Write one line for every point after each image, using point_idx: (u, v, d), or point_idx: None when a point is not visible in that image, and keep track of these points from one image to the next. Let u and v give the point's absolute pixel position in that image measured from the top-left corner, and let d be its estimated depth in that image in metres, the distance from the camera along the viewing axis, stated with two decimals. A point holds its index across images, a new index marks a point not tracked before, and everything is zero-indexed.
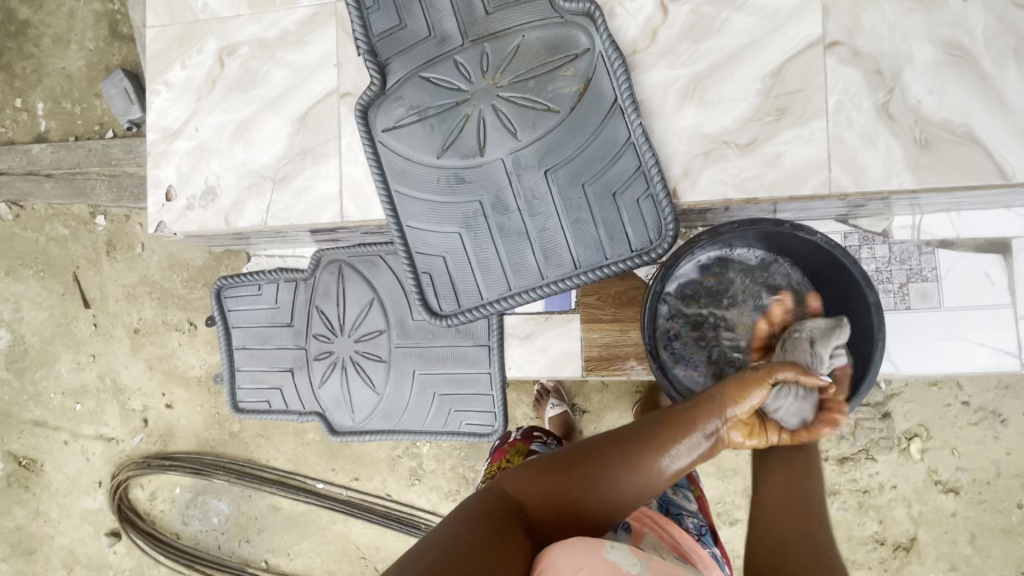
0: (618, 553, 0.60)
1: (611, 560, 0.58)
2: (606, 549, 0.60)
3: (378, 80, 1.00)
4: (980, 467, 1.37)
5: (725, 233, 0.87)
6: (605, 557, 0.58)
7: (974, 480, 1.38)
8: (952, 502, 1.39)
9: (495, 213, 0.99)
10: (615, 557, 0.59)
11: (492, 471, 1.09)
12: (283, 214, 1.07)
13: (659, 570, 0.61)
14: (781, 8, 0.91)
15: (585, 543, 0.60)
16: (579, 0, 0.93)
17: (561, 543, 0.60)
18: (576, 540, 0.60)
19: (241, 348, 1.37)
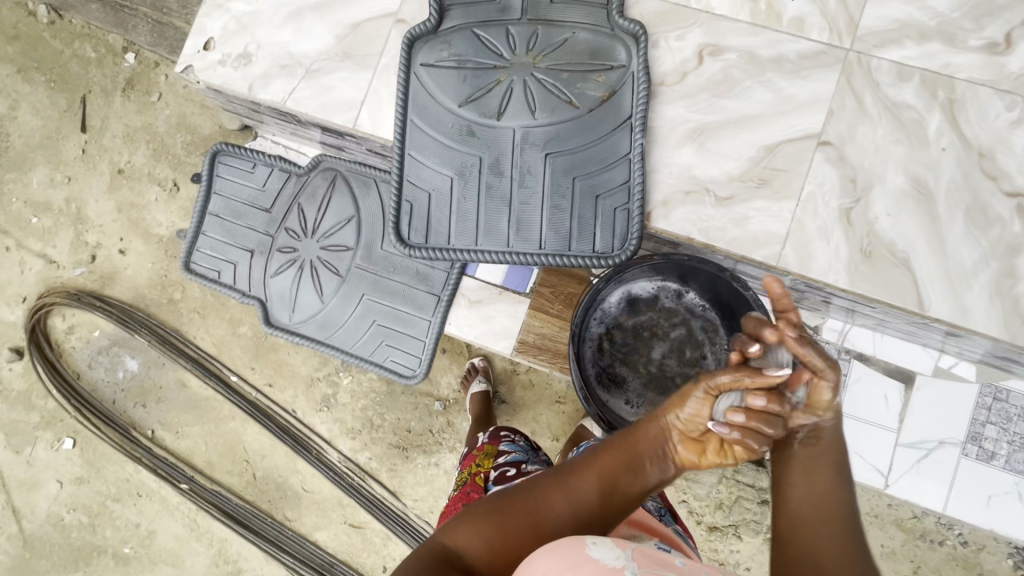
0: (602, 548, 0.57)
1: (595, 558, 0.55)
2: (588, 548, 0.57)
3: (435, 19, 1.08)
4: None
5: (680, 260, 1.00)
6: (589, 556, 0.55)
7: None
8: None
9: (489, 173, 1.06)
10: (600, 555, 0.56)
11: (463, 479, 1.05)
12: (303, 101, 1.13)
13: (646, 561, 0.58)
14: (794, 97, 1.02)
15: (565, 549, 0.57)
16: (632, 22, 1.04)
17: (543, 554, 0.58)
18: (557, 543, 0.59)
19: (213, 214, 1.41)
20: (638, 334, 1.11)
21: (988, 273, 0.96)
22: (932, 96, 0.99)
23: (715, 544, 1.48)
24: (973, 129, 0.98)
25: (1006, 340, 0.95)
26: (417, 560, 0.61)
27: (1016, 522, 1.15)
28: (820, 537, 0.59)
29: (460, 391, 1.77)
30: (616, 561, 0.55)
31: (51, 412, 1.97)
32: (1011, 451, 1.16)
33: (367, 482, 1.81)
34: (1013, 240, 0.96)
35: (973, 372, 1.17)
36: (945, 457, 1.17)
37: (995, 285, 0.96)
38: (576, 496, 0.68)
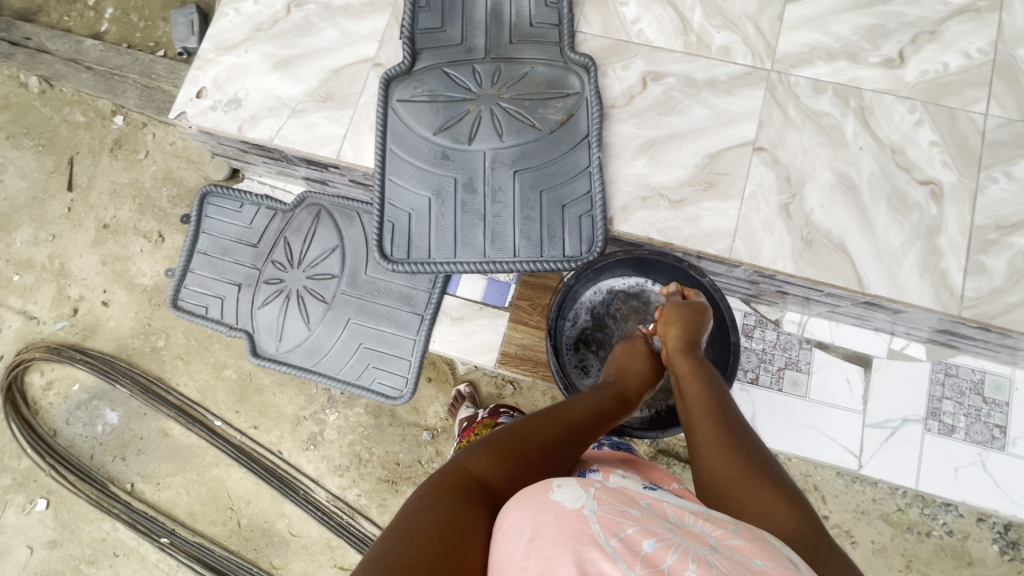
0: (566, 489, 0.57)
1: (558, 502, 0.55)
2: (551, 492, 0.57)
3: (409, 60, 1.21)
4: None
5: (643, 253, 1.11)
6: (552, 501, 0.55)
7: None
8: None
9: (464, 191, 1.16)
10: (561, 498, 0.55)
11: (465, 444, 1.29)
12: (290, 138, 1.23)
13: (609, 496, 0.58)
14: (729, 112, 1.16)
15: (533, 496, 0.58)
16: (582, 55, 1.18)
17: (522, 497, 0.59)
18: (527, 490, 0.59)
19: (201, 252, 1.47)
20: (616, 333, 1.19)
21: (915, 251, 1.07)
22: (846, 104, 1.14)
23: None
24: (884, 130, 1.13)
25: (940, 309, 1.05)
26: (441, 481, 0.65)
27: (984, 492, 1.21)
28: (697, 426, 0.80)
29: (446, 418, 1.78)
30: (574, 502, 0.55)
31: (24, 472, 1.90)
32: (969, 423, 1.23)
33: (356, 521, 1.78)
34: (932, 222, 1.08)
35: (923, 351, 1.26)
36: (910, 434, 1.24)
37: (923, 262, 1.07)
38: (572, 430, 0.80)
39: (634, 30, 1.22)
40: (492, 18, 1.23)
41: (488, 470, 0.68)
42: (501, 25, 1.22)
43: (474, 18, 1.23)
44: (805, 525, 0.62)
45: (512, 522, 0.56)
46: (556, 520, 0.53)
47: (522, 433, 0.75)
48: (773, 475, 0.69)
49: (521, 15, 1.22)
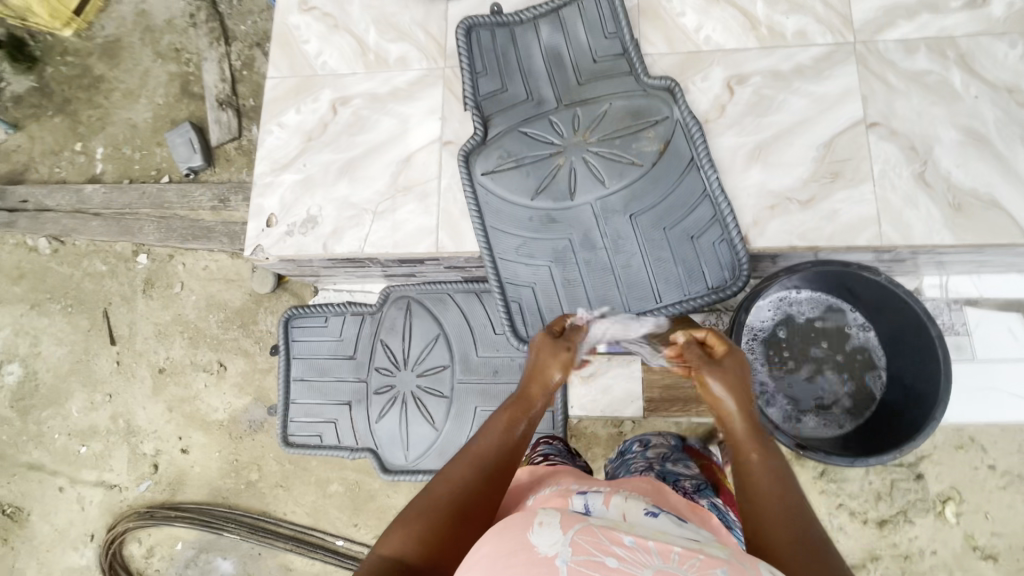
0: (545, 529, 0.54)
1: (533, 542, 0.53)
2: (531, 532, 0.54)
3: (482, 130, 1.14)
4: (1013, 532, 1.36)
5: (802, 268, 0.96)
6: (528, 540, 0.53)
7: (1010, 546, 1.36)
8: (992, 570, 1.36)
9: (582, 250, 1.09)
10: (538, 539, 0.53)
11: None
12: (380, 243, 1.15)
13: (588, 535, 0.54)
14: (828, 94, 1.10)
15: (513, 528, 0.55)
16: (662, 78, 1.12)
17: (485, 542, 0.56)
18: (504, 522, 0.57)
19: (299, 380, 1.38)
20: (789, 354, 1.06)
21: None
22: (944, 56, 1.09)
23: (891, 538, 1.40)
24: (992, 73, 1.08)
25: None
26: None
27: None
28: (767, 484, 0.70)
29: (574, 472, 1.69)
30: (548, 549, 0.51)
31: None
32: None
33: None
34: None
35: None
36: None
37: None
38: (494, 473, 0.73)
39: (700, 37, 1.16)
40: (553, 64, 1.17)
41: (415, 551, 0.62)
42: (564, 70, 1.16)
43: (534, 69, 1.17)
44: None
45: (484, 553, 0.54)
46: (525, 569, 0.50)
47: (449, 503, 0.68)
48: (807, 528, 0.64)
49: (581, 52, 1.16)
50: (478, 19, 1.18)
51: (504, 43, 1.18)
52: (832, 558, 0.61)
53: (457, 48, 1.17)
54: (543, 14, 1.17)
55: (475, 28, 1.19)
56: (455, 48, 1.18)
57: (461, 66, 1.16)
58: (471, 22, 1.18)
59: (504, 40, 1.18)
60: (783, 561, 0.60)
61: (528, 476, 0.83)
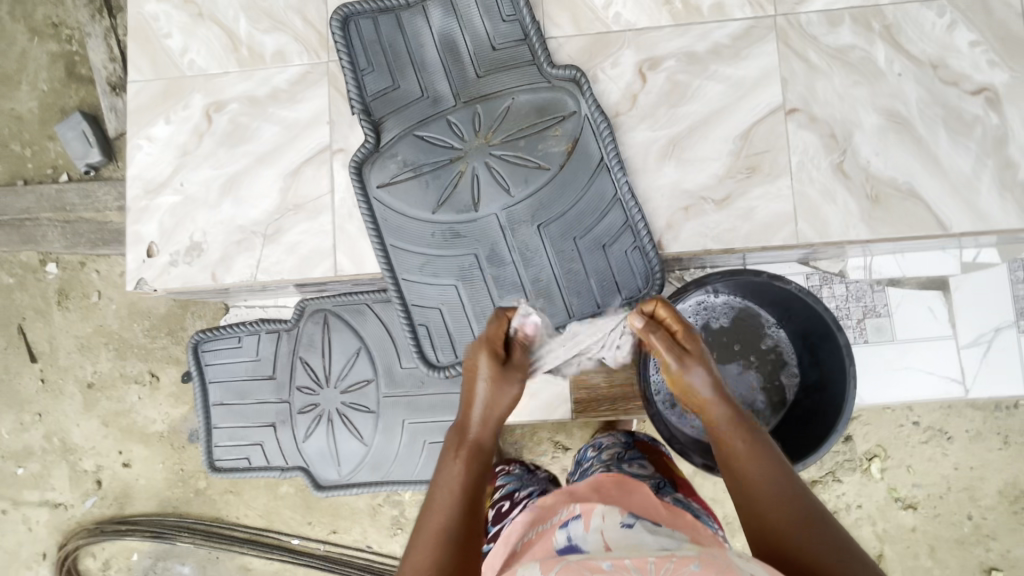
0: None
1: None
2: None
3: (372, 137, 1.03)
4: (933, 482, 1.40)
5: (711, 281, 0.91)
6: None
7: (929, 495, 1.40)
8: (911, 518, 1.41)
9: (490, 266, 1.02)
10: None
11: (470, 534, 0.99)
12: (274, 269, 1.06)
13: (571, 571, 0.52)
14: (745, 78, 1.01)
15: None
16: (566, 67, 1.01)
17: None
18: None
19: (218, 404, 1.32)
20: None
21: (988, 170, 0.98)
22: (868, 29, 1.00)
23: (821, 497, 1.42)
24: (918, 46, 1.00)
25: None
26: None
27: None
28: (760, 477, 0.65)
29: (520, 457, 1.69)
30: None
31: None
32: None
33: None
34: (996, 132, 0.98)
35: (997, 255, 1.19)
36: (1005, 341, 1.20)
37: (1000, 180, 0.97)
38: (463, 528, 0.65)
39: (609, 15, 1.04)
40: (447, 55, 1.04)
41: None
42: (459, 61, 1.03)
43: (426, 62, 1.04)
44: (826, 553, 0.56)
45: None
46: None
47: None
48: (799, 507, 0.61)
49: (478, 40, 1.03)
50: (357, 5, 1.03)
51: (389, 33, 1.04)
52: (829, 526, 0.59)
53: (336, 41, 1.03)
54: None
55: (356, 15, 1.04)
56: (334, 41, 1.03)
57: (342, 63, 1.03)
58: (349, 9, 1.03)
59: (390, 29, 1.04)
60: (778, 544, 0.58)
61: (527, 515, 0.75)
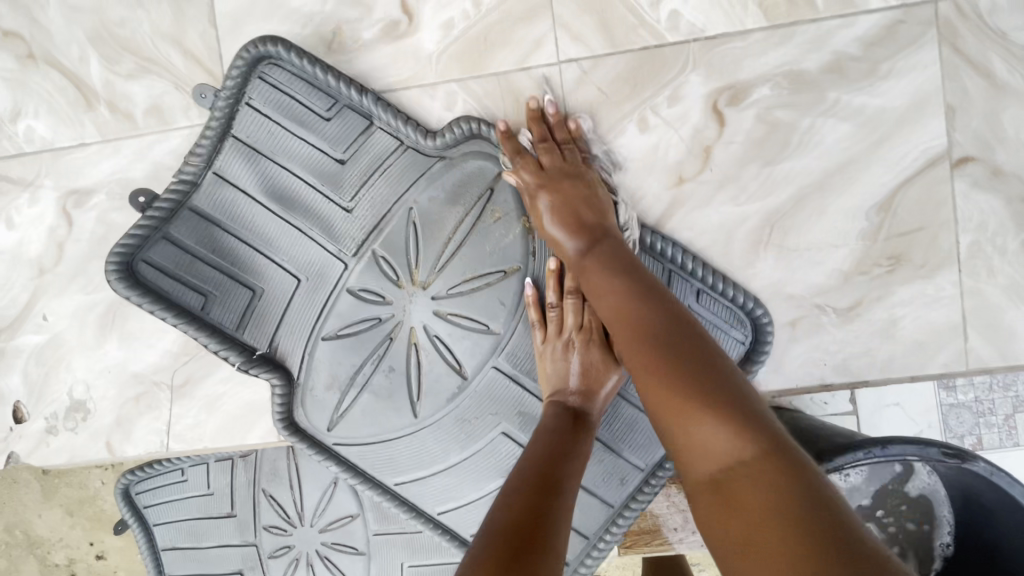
0: None
1: None
2: None
3: (279, 378, 0.69)
4: None
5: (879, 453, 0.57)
6: None
7: None
8: None
9: (530, 436, 0.70)
10: None
11: None
12: (192, 434, 0.75)
13: None
14: (887, 109, 0.63)
15: None
16: (455, 126, 0.66)
17: None
18: None
19: (170, 548, 1.05)
20: None
21: None
22: None
23: None
24: None
25: None
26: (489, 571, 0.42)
27: None
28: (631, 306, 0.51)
29: None
30: None
31: None
32: None
33: None
34: None
35: None
36: None
37: None
38: (558, 428, 0.60)
39: (659, 18, 0.65)
40: (289, 210, 0.67)
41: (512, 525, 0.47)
42: (315, 210, 0.67)
43: (270, 235, 0.67)
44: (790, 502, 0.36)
45: None
46: None
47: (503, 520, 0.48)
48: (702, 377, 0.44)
49: (321, 163, 0.66)
50: (134, 239, 0.66)
51: (199, 237, 0.67)
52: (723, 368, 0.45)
53: (152, 312, 0.66)
54: (242, 96, 0.66)
55: (144, 250, 0.66)
56: (139, 306, 0.66)
57: (175, 325, 0.66)
58: (128, 249, 0.66)
59: (196, 234, 0.67)
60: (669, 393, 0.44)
61: None
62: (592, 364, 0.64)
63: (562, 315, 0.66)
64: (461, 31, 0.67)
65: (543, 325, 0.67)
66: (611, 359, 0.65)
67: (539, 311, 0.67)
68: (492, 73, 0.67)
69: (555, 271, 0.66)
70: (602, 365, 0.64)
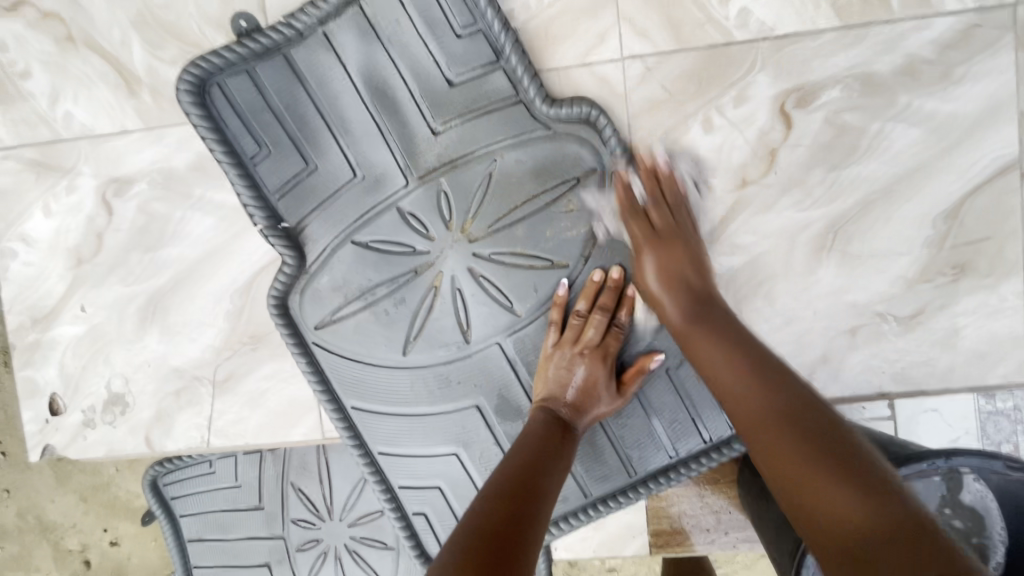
0: None
1: None
2: None
3: (293, 257, 0.67)
4: None
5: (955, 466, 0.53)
6: None
7: None
8: None
9: (503, 420, 0.69)
10: None
11: None
12: (233, 430, 0.73)
13: None
14: (960, 114, 0.61)
15: None
16: (572, 103, 0.63)
17: None
18: None
19: (195, 541, 1.03)
20: None
21: None
22: None
23: None
24: None
25: None
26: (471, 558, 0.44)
27: None
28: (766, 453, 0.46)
29: None
30: None
31: None
32: None
33: None
34: None
35: None
36: None
37: None
38: (544, 432, 0.61)
39: (728, 15, 0.63)
40: (379, 106, 0.65)
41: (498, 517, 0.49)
42: (402, 114, 0.65)
43: (349, 122, 0.65)
44: (881, 535, 0.36)
45: None
46: None
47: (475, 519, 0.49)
48: (809, 429, 0.45)
49: (424, 80, 0.64)
50: (219, 59, 0.64)
51: (282, 89, 0.65)
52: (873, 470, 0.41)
53: (202, 134, 0.65)
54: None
55: (224, 73, 0.65)
56: (195, 125, 0.65)
57: (219, 158, 0.65)
58: (208, 67, 0.65)
59: (280, 83, 0.65)
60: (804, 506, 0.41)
61: None
62: (599, 383, 0.64)
63: (586, 324, 0.65)
64: (522, 23, 0.65)
65: (559, 327, 0.66)
66: (615, 386, 0.65)
67: (561, 309, 0.66)
68: (552, 68, 0.66)
69: (597, 283, 0.65)
70: (609, 391, 0.65)
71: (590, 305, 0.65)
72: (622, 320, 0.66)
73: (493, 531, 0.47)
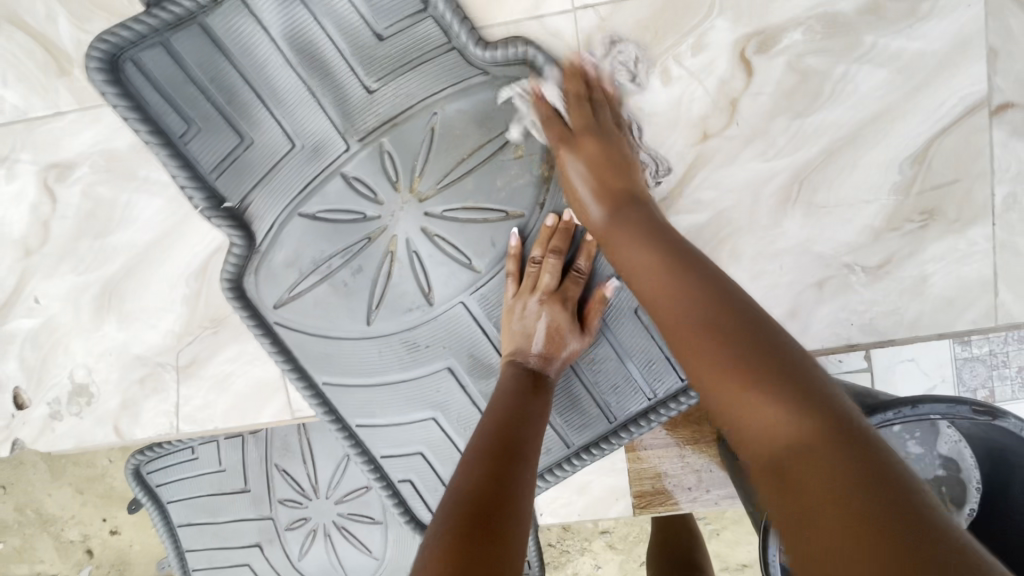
0: None
1: None
2: None
3: (240, 237, 0.65)
4: None
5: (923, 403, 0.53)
6: None
7: None
8: None
9: (476, 378, 0.68)
10: None
11: None
12: (204, 415, 0.73)
13: None
14: (927, 52, 0.59)
15: None
16: (506, 44, 0.60)
17: None
18: None
19: (185, 524, 1.04)
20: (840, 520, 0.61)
21: None
22: None
23: None
24: None
25: None
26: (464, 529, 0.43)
27: None
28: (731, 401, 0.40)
29: None
30: None
31: None
32: None
33: None
34: None
35: None
36: None
37: None
38: (523, 387, 0.60)
39: None
40: (307, 67, 0.61)
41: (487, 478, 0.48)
42: (333, 75, 0.62)
43: (281, 89, 0.62)
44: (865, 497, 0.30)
45: None
46: None
47: (453, 501, 0.46)
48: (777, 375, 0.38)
49: (353, 37, 0.61)
50: (128, 31, 0.60)
51: (202, 60, 0.61)
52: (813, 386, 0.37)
53: (124, 115, 0.61)
54: None
55: (135, 47, 0.61)
56: (115, 106, 0.61)
57: (147, 140, 0.62)
58: (118, 41, 0.60)
59: (199, 55, 0.61)
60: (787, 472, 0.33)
61: None
62: (564, 328, 0.63)
63: (543, 271, 0.63)
64: None
65: (518, 278, 0.65)
66: (581, 331, 0.64)
67: (517, 260, 0.65)
68: (499, 24, 0.62)
69: (551, 228, 0.64)
70: (575, 334, 0.64)
71: (546, 250, 0.64)
72: (580, 263, 0.64)
73: (476, 493, 0.47)
